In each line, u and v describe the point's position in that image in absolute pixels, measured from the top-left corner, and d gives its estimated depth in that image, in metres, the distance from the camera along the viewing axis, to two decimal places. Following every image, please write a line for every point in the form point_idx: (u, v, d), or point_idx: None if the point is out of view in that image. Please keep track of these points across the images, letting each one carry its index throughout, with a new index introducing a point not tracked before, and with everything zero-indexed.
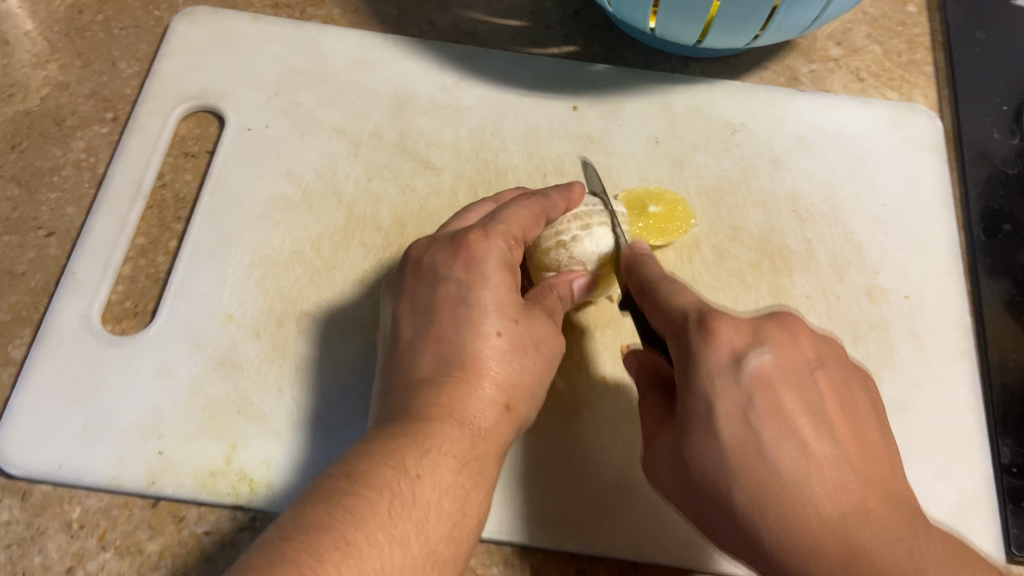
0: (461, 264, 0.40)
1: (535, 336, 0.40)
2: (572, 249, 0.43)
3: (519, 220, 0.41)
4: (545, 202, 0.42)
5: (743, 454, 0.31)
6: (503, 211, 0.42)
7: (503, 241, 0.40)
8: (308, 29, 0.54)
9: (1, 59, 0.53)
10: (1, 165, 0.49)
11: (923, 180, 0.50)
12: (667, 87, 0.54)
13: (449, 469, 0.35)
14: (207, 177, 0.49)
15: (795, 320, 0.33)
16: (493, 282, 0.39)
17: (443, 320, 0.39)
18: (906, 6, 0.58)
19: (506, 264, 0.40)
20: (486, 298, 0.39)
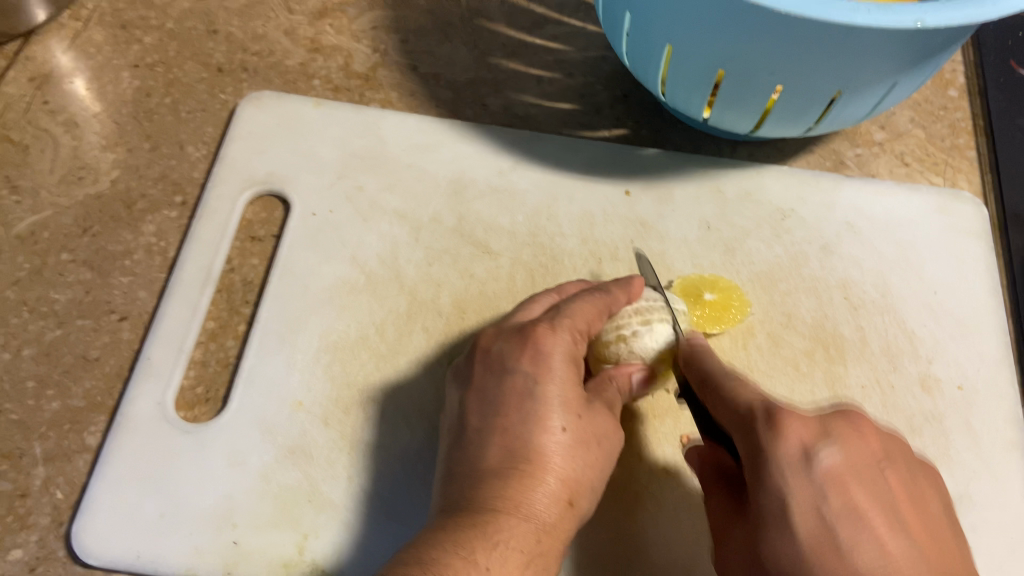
0: (529, 356, 0.40)
1: (596, 431, 0.40)
2: (633, 343, 0.43)
3: (584, 316, 0.42)
4: (609, 298, 0.43)
5: (821, 552, 0.30)
6: (568, 305, 0.43)
7: (568, 335, 0.41)
8: (368, 113, 0.56)
9: (72, 142, 0.54)
10: (73, 248, 0.50)
11: (971, 268, 0.51)
12: (717, 170, 0.55)
13: (516, 564, 0.35)
14: (274, 262, 0.51)
15: (860, 419, 0.33)
16: (558, 375, 0.39)
17: (509, 412, 0.39)
18: (948, 90, 0.59)
19: (571, 357, 0.40)
20: (552, 391, 0.39)
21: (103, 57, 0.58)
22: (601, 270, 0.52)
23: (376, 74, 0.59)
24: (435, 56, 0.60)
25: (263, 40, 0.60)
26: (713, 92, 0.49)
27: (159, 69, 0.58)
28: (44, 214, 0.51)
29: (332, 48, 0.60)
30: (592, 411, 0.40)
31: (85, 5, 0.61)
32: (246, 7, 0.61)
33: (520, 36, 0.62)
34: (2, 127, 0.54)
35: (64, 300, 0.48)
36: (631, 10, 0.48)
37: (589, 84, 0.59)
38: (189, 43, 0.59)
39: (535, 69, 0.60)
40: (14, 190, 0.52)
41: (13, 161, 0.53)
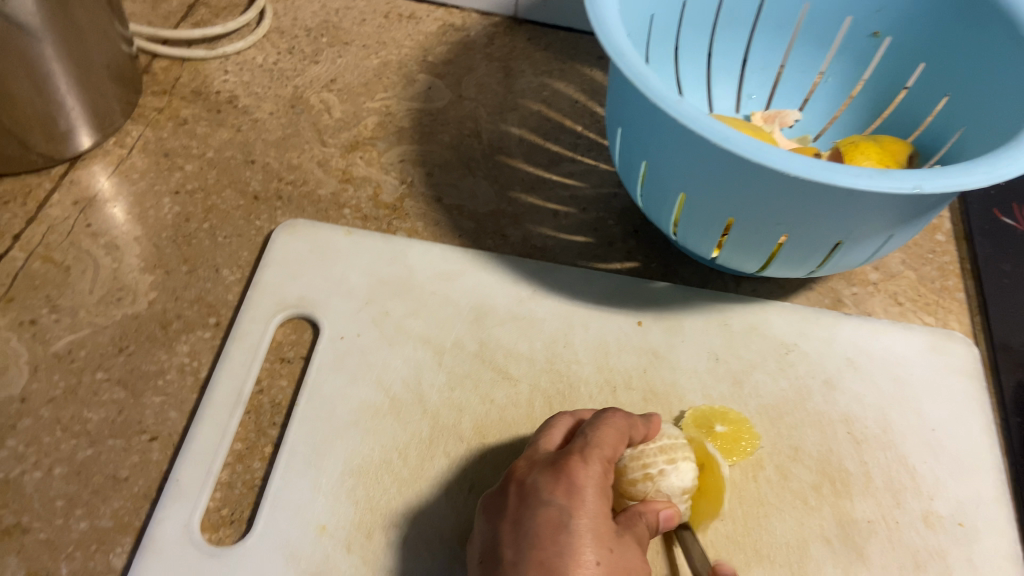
0: (563, 489, 0.41)
1: (627, 566, 0.40)
2: (660, 482, 0.45)
3: (610, 449, 0.44)
4: (632, 430, 0.46)
5: None
6: (597, 436, 0.44)
7: (600, 467, 0.42)
8: (395, 242, 0.60)
9: (112, 264, 0.57)
10: (108, 366, 0.52)
11: (965, 404, 0.54)
12: (723, 306, 0.58)
13: None
14: (303, 384, 0.53)
15: None
16: (591, 507, 0.41)
17: (546, 545, 0.39)
18: (936, 234, 0.64)
19: (603, 489, 0.42)
20: (585, 525, 0.40)
21: (145, 183, 0.62)
22: (616, 398, 0.53)
23: (403, 204, 0.63)
24: (458, 188, 0.65)
25: (298, 169, 0.64)
26: (721, 235, 0.53)
27: (199, 196, 0.61)
28: (82, 333, 0.53)
29: (362, 178, 0.64)
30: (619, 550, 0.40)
31: (130, 134, 0.65)
32: (282, 139, 0.66)
33: (538, 172, 0.66)
34: (46, 248, 0.57)
35: (97, 419, 0.50)
36: (647, 158, 0.52)
37: (602, 219, 0.64)
38: (227, 170, 0.63)
39: (552, 204, 0.64)
40: (53, 309, 0.54)
41: (55, 280, 0.55)
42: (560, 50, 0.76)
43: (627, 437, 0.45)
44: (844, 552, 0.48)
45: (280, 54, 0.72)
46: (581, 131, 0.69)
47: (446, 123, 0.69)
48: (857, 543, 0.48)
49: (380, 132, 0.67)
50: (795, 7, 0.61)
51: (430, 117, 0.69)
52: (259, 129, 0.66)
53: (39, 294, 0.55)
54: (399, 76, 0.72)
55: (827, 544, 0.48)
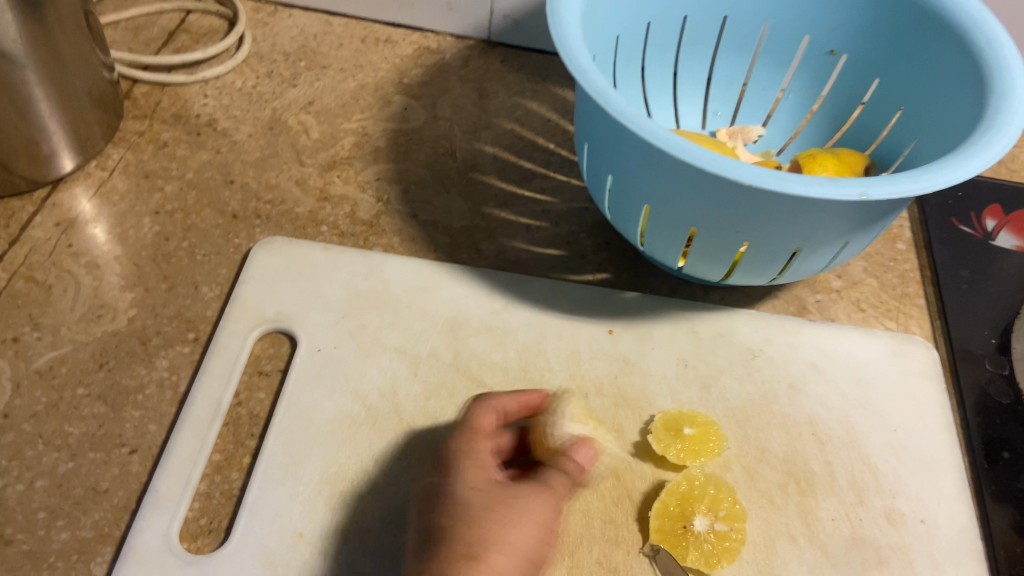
0: (438, 469, 0.48)
1: (498, 502, 0.44)
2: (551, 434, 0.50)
3: (487, 422, 0.49)
4: (497, 400, 0.50)
5: None
6: (472, 416, 0.49)
7: (458, 441, 0.48)
8: (372, 257, 0.61)
9: (93, 282, 0.58)
10: (89, 382, 0.53)
11: (925, 404, 0.56)
12: (691, 314, 0.60)
13: None
14: (280, 396, 0.54)
15: None
16: (454, 475, 0.46)
17: (458, 519, 0.44)
18: (896, 243, 0.66)
19: (473, 455, 0.47)
20: (443, 492, 0.46)
21: (125, 204, 0.63)
22: (588, 404, 0.55)
23: (380, 220, 0.65)
24: (433, 205, 0.66)
25: (276, 189, 0.66)
26: (686, 245, 0.54)
27: (179, 215, 0.63)
28: (64, 350, 0.54)
29: (340, 197, 0.66)
30: (529, 500, 0.45)
31: (111, 157, 0.66)
32: (261, 159, 0.67)
33: (511, 188, 0.68)
34: (28, 268, 0.58)
35: (78, 433, 0.51)
36: (612, 172, 0.54)
37: (574, 232, 0.66)
38: (206, 191, 0.65)
39: (525, 218, 0.66)
40: (35, 326, 0.55)
41: (36, 299, 0.57)
42: (532, 71, 0.78)
43: (496, 407, 0.50)
44: (809, 550, 0.49)
45: (259, 78, 0.74)
46: (553, 148, 0.71)
47: (421, 142, 0.71)
48: (822, 540, 0.50)
49: (357, 152, 0.69)
50: (755, 27, 0.64)
51: (406, 137, 0.71)
52: (238, 151, 0.68)
53: (20, 313, 0.56)
54: (376, 97, 0.74)
55: (792, 542, 0.49)
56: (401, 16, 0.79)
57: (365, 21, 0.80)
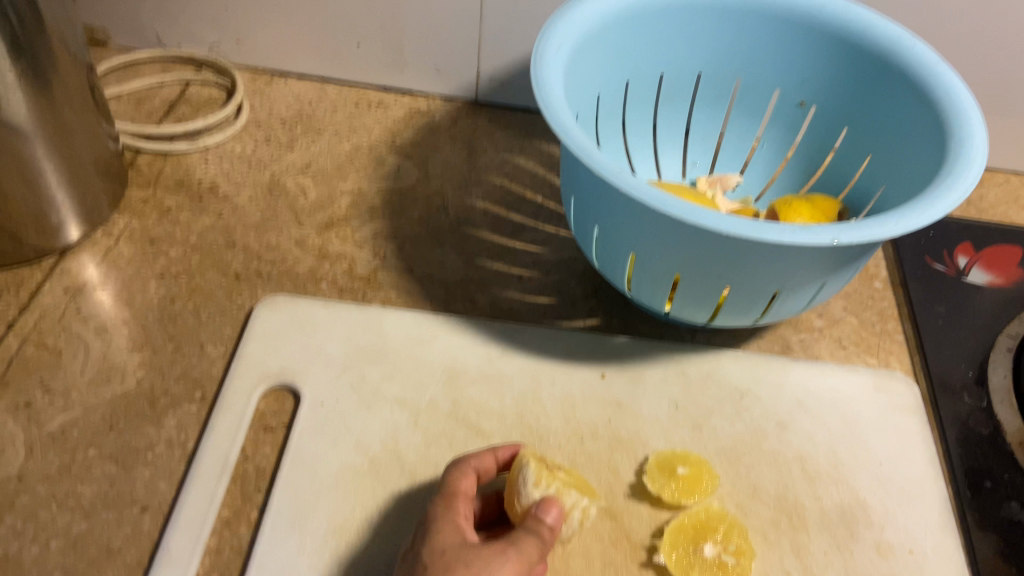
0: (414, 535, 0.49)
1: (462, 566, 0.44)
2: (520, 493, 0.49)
3: (464, 482, 0.50)
4: (475, 460, 0.51)
5: None
6: (449, 478, 0.50)
7: (432, 507, 0.49)
8: (371, 312, 0.63)
9: (102, 346, 0.60)
10: (100, 443, 0.55)
11: (909, 438, 0.58)
12: (680, 356, 0.62)
13: None
14: (286, 451, 0.55)
15: None
16: (423, 538, 0.47)
17: (427, 571, 0.45)
18: (873, 282, 0.69)
19: (447, 518, 0.48)
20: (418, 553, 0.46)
21: (132, 269, 0.65)
22: (584, 448, 0.56)
23: (377, 276, 0.67)
24: (428, 259, 0.69)
25: (276, 249, 0.68)
26: (671, 290, 0.57)
27: (183, 278, 0.65)
28: (75, 413, 0.56)
29: (338, 254, 0.68)
30: (497, 558, 0.45)
31: (117, 224, 0.69)
32: (261, 222, 0.70)
33: (502, 241, 0.71)
34: (38, 334, 0.60)
35: (90, 493, 0.52)
36: (599, 224, 0.57)
37: (564, 281, 0.68)
38: (209, 254, 0.67)
39: (516, 269, 0.69)
40: (46, 391, 0.57)
41: (47, 364, 0.59)
42: (518, 129, 0.81)
43: (474, 467, 0.51)
44: None
45: (257, 144, 0.77)
46: (541, 201, 0.75)
47: (415, 200, 0.74)
48: (816, 572, 0.51)
49: (354, 211, 0.72)
50: (728, 81, 0.67)
51: (400, 195, 0.74)
52: (239, 214, 0.71)
53: (32, 378, 0.58)
54: (370, 159, 0.77)
55: None
56: (392, 81, 0.83)
57: (357, 86, 0.84)
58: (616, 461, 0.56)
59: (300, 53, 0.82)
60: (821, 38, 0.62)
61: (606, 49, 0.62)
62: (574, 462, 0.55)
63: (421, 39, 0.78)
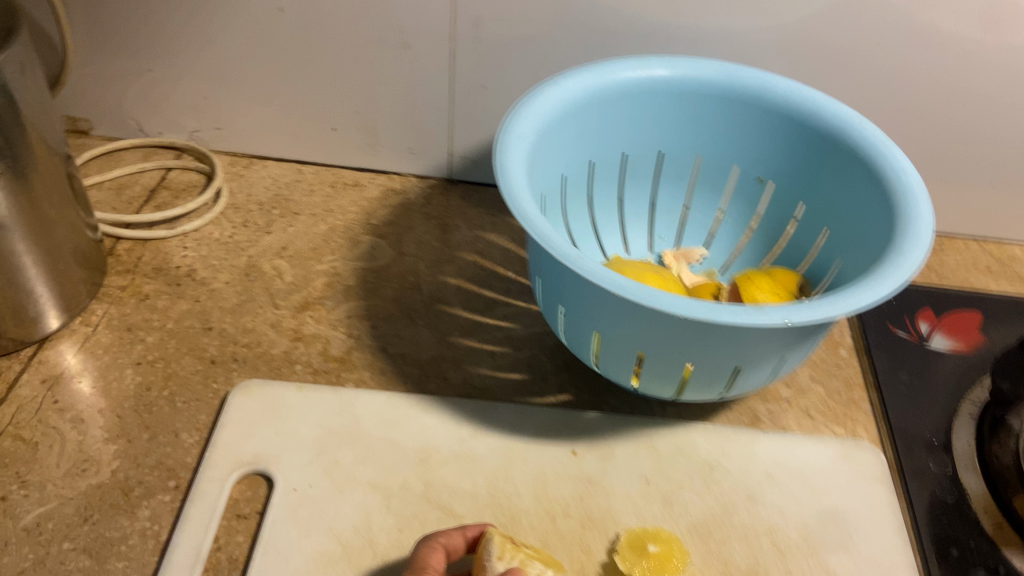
0: None
1: None
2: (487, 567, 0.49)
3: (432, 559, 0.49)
4: (443, 536, 0.51)
5: None
6: (419, 555, 0.50)
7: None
8: (344, 394, 0.64)
9: (77, 436, 0.61)
10: (73, 536, 0.55)
11: (878, 507, 0.58)
12: (650, 430, 0.63)
13: None
14: (258, 539, 0.56)
15: None
16: None
17: None
18: (839, 349, 0.70)
19: None
20: None
21: (109, 357, 0.66)
22: (555, 526, 0.57)
23: (351, 356, 0.68)
24: (402, 338, 0.70)
25: (252, 332, 0.69)
26: (636, 367, 0.58)
27: (160, 364, 0.66)
28: (50, 506, 0.56)
29: (312, 335, 0.70)
30: None
31: (96, 312, 0.70)
32: (238, 305, 0.71)
33: (474, 317, 0.72)
34: (15, 426, 0.61)
35: None
36: (564, 305, 0.58)
37: (535, 356, 0.69)
38: (186, 339, 0.68)
39: (488, 345, 0.70)
40: (21, 484, 0.58)
41: (23, 457, 0.59)
42: (491, 205, 0.84)
43: (442, 543, 0.51)
44: None
45: (235, 228, 0.79)
46: (513, 276, 0.76)
47: (389, 278, 0.75)
48: None
49: (329, 292, 0.73)
50: (689, 159, 0.70)
51: (374, 274, 0.75)
52: (216, 298, 0.72)
53: (7, 472, 0.58)
54: (345, 239, 0.79)
55: None
56: (367, 162, 0.85)
57: (334, 167, 0.86)
58: (588, 539, 0.56)
59: (277, 137, 0.84)
60: (774, 119, 0.64)
61: (568, 134, 0.64)
62: (546, 542, 0.56)
63: (394, 122, 0.81)
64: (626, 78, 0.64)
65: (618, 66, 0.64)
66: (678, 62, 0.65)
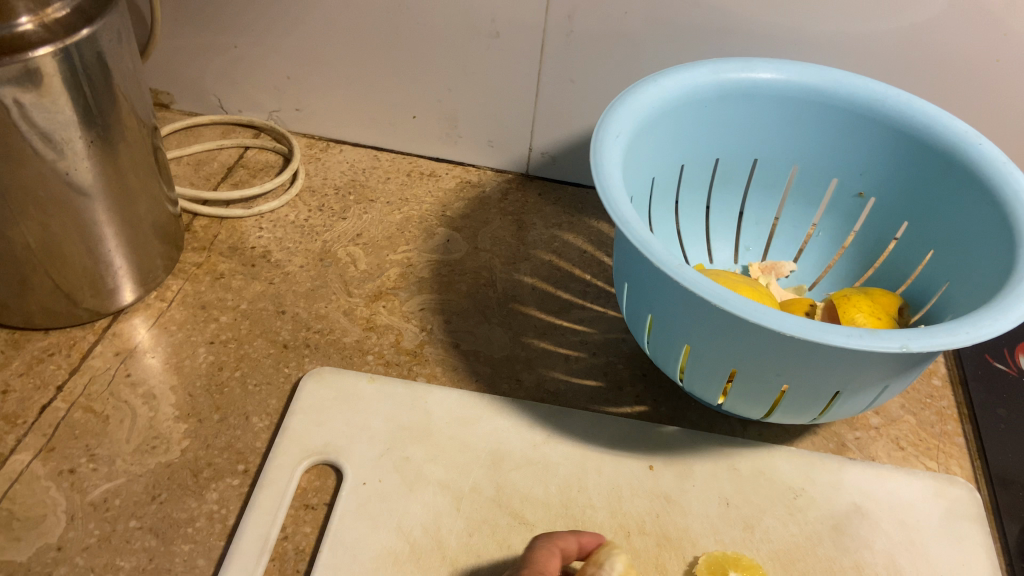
0: None
1: None
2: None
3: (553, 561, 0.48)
4: (563, 542, 0.50)
5: None
6: (539, 553, 0.48)
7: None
8: (416, 388, 0.63)
9: (149, 412, 0.60)
10: (141, 514, 0.54)
11: (972, 550, 0.55)
12: (731, 450, 0.60)
13: None
14: (326, 531, 0.54)
15: None
16: None
17: None
18: (932, 378, 0.68)
19: None
20: None
21: (182, 334, 0.66)
22: (630, 544, 0.55)
23: (423, 350, 0.67)
24: (475, 335, 0.69)
25: (325, 319, 0.68)
26: (725, 383, 0.56)
27: (232, 345, 0.65)
28: (118, 481, 0.56)
29: (385, 326, 0.68)
30: None
31: (170, 287, 0.70)
32: (311, 290, 0.70)
33: (550, 319, 0.70)
34: (86, 398, 0.61)
35: (129, 567, 0.52)
36: (653, 311, 0.56)
37: (611, 363, 0.67)
38: (259, 321, 0.67)
39: (563, 348, 0.68)
40: (91, 457, 0.57)
41: (94, 430, 0.59)
42: (568, 204, 0.81)
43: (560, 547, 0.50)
44: None
45: (311, 211, 0.78)
46: (590, 279, 0.74)
47: (463, 272, 0.74)
48: None
49: (402, 283, 0.72)
50: (785, 168, 0.67)
51: (448, 268, 0.74)
52: (290, 282, 0.71)
53: (78, 444, 0.58)
54: (420, 230, 0.77)
55: None
56: (445, 152, 0.84)
57: (410, 156, 0.85)
58: (665, 560, 0.54)
59: (356, 122, 0.83)
60: (883, 132, 0.61)
61: (663, 135, 0.61)
62: None
63: (476, 114, 0.79)
64: (727, 79, 0.61)
65: (721, 67, 0.61)
66: (783, 66, 0.62)
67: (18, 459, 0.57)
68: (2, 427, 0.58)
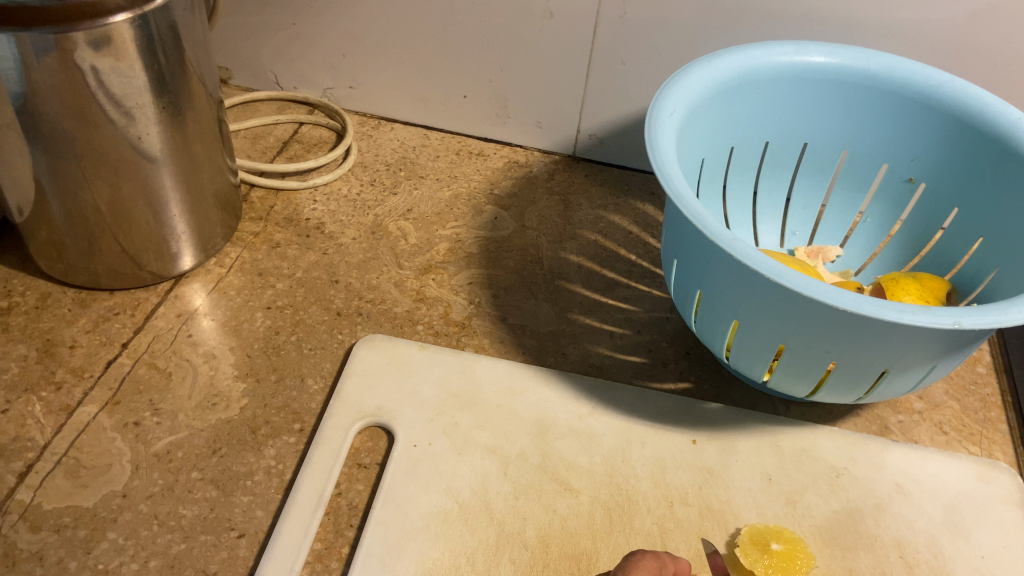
0: None
1: None
2: None
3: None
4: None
5: None
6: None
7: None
8: (465, 357, 0.65)
9: (209, 370, 0.62)
10: (202, 466, 0.57)
11: (1013, 532, 0.56)
12: (774, 427, 0.61)
13: None
14: (378, 489, 0.56)
15: None
16: None
17: None
18: (976, 367, 0.68)
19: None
20: None
21: (240, 299, 0.68)
22: (673, 513, 0.56)
23: (471, 322, 0.68)
24: (522, 309, 0.70)
25: (377, 289, 0.70)
26: (772, 359, 0.57)
27: (288, 311, 0.67)
28: (180, 435, 0.58)
29: (434, 298, 0.70)
30: None
31: (228, 255, 0.72)
32: (363, 261, 0.72)
33: (595, 296, 0.72)
34: (150, 355, 0.63)
35: (191, 515, 0.54)
36: (702, 286, 0.57)
37: (656, 341, 0.68)
38: (313, 289, 0.70)
39: (608, 325, 0.69)
40: (155, 411, 0.59)
41: (157, 385, 0.61)
42: (613, 186, 0.83)
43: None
44: None
45: (362, 186, 0.80)
46: (635, 259, 0.75)
47: (510, 249, 0.75)
48: None
49: (451, 257, 0.74)
50: (834, 153, 0.68)
51: (496, 244, 0.76)
52: (343, 253, 0.73)
53: (142, 398, 0.60)
54: (469, 207, 0.79)
55: None
56: (493, 133, 0.86)
57: (459, 136, 0.87)
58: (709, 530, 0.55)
59: (408, 101, 0.85)
60: (934, 118, 0.62)
61: (714, 116, 0.62)
62: (664, 528, 0.55)
63: (526, 95, 0.81)
64: (780, 62, 0.62)
65: (773, 50, 0.62)
66: (835, 50, 0.62)
67: (86, 411, 0.59)
68: (70, 380, 0.61)
